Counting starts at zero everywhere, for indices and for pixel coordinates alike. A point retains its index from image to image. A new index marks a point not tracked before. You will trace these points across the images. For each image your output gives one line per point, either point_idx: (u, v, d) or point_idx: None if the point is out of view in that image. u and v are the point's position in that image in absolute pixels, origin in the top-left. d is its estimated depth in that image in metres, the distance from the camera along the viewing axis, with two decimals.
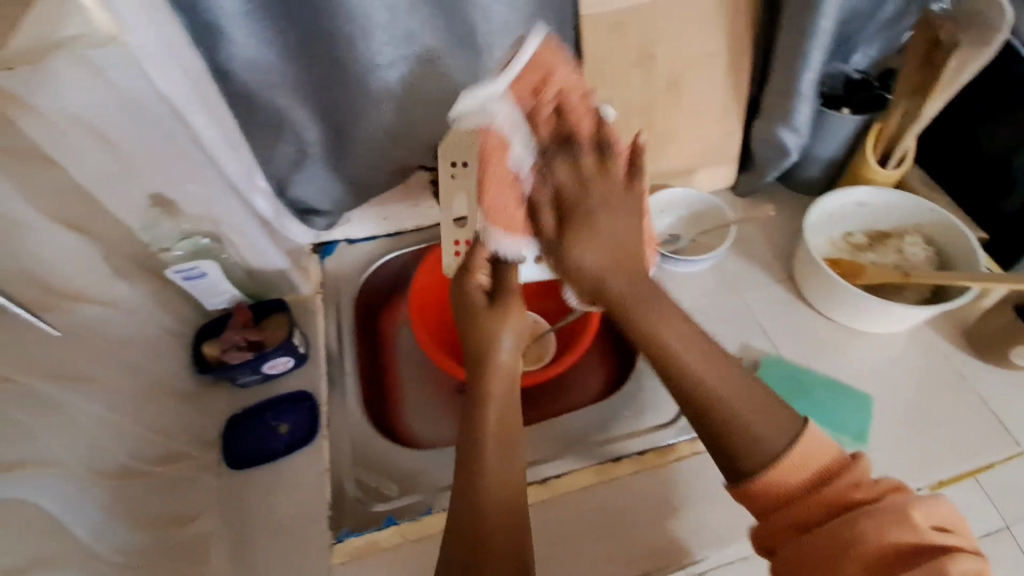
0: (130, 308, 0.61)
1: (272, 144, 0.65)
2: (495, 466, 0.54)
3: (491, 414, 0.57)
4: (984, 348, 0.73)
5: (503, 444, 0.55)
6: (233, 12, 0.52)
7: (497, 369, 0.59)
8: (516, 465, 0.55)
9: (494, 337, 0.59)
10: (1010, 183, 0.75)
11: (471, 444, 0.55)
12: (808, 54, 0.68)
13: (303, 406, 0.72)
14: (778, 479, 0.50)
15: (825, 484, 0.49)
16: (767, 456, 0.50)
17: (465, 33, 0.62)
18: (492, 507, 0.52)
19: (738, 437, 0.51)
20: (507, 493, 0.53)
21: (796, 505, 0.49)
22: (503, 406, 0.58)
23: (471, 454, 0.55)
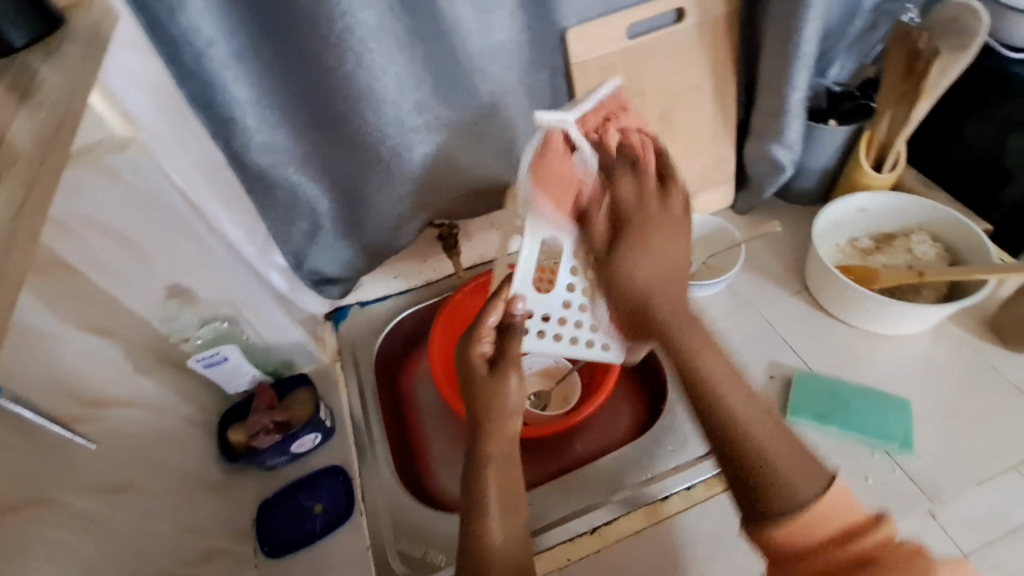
0: (153, 404, 0.60)
1: (287, 222, 0.66)
2: (501, 526, 0.54)
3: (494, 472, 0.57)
4: (1010, 337, 0.73)
5: (507, 506, 0.56)
6: (245, 101, 0.54)
7: (501, 430, 0.58)
8: (518, 528, 0.55)
9: (500, 397, 0.58)
10: (1004, 173, 0.77)
11: (478, 505, 0.55)
12: (793, 75, 0.70)
13: (336, 481, 0.70)
14: (803, 530, 0.44)
15: (852, 537, 0.43)
16: (798, 502, 0.44)
17: (470, 97, 0.63)
18: (498, 544, 0.53)
19: (758, 468, 0.46)
20: (512, 539, 0.54)
21: (824, 556, 0.43)
22: (505, 458, 0.58)
23: (479, 506, 0.55)
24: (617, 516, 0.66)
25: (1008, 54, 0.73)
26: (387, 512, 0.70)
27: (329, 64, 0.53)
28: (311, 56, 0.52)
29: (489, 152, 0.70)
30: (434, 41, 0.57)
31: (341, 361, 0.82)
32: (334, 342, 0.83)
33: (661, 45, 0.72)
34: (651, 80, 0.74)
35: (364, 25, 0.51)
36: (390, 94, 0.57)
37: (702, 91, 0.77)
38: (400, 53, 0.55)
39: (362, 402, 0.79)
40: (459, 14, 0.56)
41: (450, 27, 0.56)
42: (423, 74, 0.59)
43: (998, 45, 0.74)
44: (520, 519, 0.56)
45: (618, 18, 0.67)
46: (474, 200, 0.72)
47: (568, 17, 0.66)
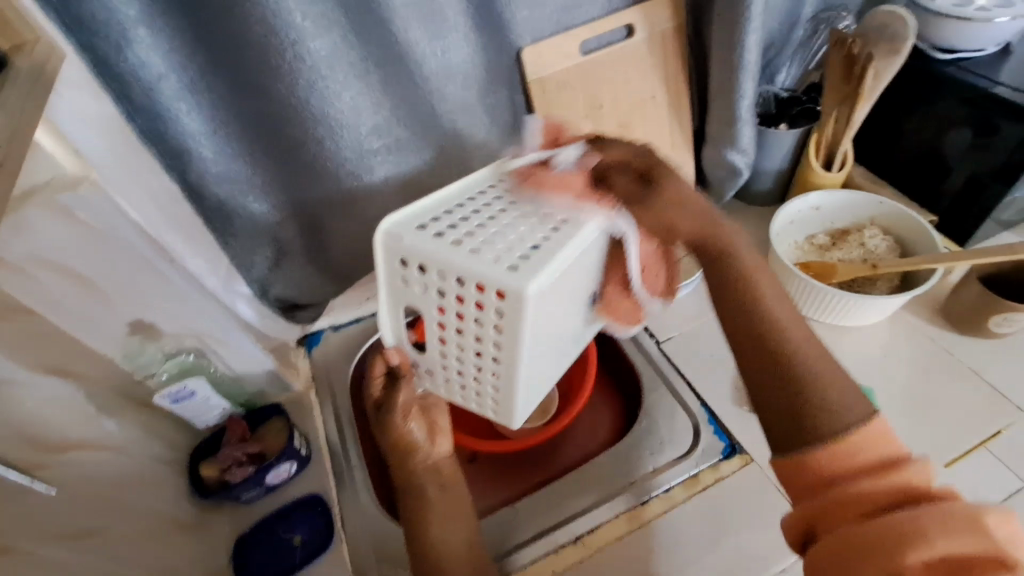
0: (119, 444, 0.58)
1: (249, 251, 0.65)
2: (440, 531, 0.60)
3: (430, 491, 0.62)
4: (961, 323, 0.76)
5: (445, 512, 0.61)
6: (198, 133, 0.54)
7: (411, 450, 0.64)
8: (459, 519, 0.61)
9: (397, 421, 0.64)
10: (944, 168, 0.81)
11: (414, 524, 0.61)
12: (739, 83, 0.74)
13: (315, 511, 0.69)
14: (843, 455, 0.48)
15: (887, 488, 0.46)
16: (843, 423, 0.48)
17: (428, 117, 0.64)
18: (443, 540, 0.59)
19: (811, 393, 0.50)
20: (458, 536, 0.60)
21: (862, 492, 0.47)
22: (437, 478, 0.64)
23: (416, 519, 0.61)
24: (598, 524, 0.66)
25: (938, 56, 0.78)
26: (367, 537, 0.68)
27: (284, 94, 0.53)
28: (265, 86, 0.53)
29: (452, 172, 0.70)
30: (389, 66, 0.58)
31: (314, 386, 0.81)
32: (308, 368, 0.82)
33: (614, 60, 0.74)
34: (607, 94, 0.75)
35: (317, 54, 0.52)
36: (347, 120, 0.57)
37: (657, 102, 0.79)
38: (355, 79, 0.56)
39: (339, 427, 0.78)
40: (413, 39, 0.57)
41: (404, 53, 0.57)
42: (380, 98, 0.59)
43: (929, 49, 0.79)
44: (459, 514, 0.62)
45: (571, 36, 0.69)
46: None
47: (522, 36, 0.67)
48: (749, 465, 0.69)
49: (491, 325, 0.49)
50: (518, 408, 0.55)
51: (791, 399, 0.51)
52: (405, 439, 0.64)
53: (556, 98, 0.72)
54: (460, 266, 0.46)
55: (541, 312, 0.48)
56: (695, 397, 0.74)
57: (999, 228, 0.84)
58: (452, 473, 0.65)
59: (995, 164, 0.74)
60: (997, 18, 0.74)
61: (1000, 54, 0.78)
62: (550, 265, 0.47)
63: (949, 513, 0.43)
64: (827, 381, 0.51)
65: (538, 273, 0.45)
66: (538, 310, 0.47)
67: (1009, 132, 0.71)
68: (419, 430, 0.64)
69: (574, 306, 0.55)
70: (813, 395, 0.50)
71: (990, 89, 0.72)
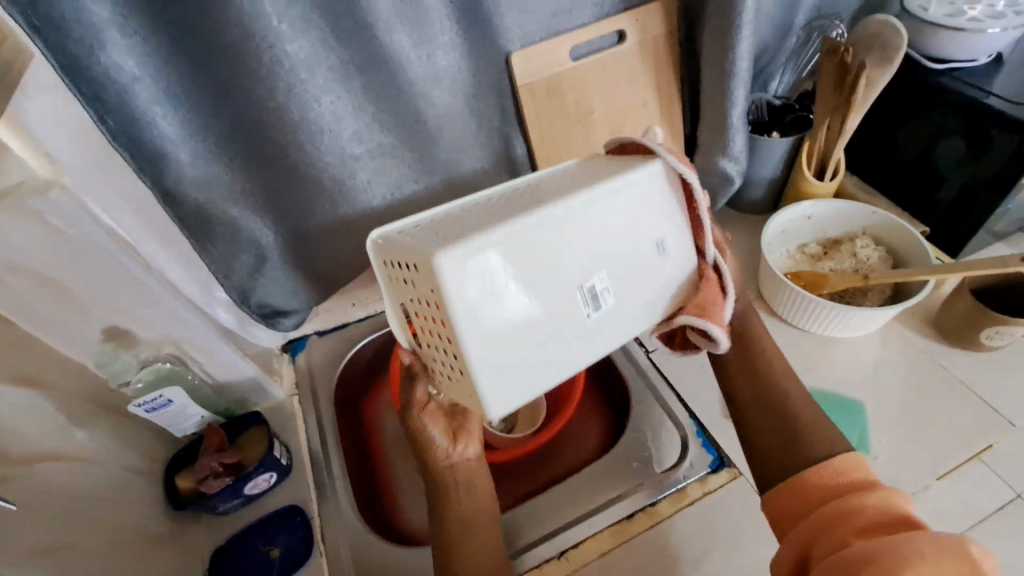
0: (89, 455, 0.56)
1: (229, 257, 0.62)
2: (472, 552, 0.60)
3: (458, 497, 0.63)
4: (952, 335, 0.75)
5: (477, 529, 0.61)
6: (174, 136, 0.52)
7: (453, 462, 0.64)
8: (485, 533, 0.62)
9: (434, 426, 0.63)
10: (936, 178, 0.80)
11: (445, 535, 0.61)
12: (731, 91, 0.73)
13: (294, 522, 0.68)
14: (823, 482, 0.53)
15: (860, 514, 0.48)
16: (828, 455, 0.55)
17: (413, 121, 0.62)
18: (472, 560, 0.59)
19: (792, 424, 0.60)
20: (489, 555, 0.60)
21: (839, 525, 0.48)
22: (466, 483, 0.64)
23: (453, 527, 0.61)
24: (583, 537, 0.65)
25: (931, 65, 0.77)
26: (348, 547, 0.67)
27: (264, 97, 0.52)
28: (244, 89, 0.51)
29: (438, 177, 0.69)
30: (372, 70, 0.56)
31: (298, 394, 0.80)
32: (291, 375, 0.81)
33: (605, 66, 0.73)
34: (597, 100, 0.75)
35: (296, 56, 0.50)
36: (328, 124, 0.56)
37: (649, 109, 0.79)
38: (336, 84, 0.55)
39: (322, 436, 0.76)
40: (397, 43, 0.56)
41: (388, 56, 0.56)
42: (363, 103, 0.58)
43: (921, 57, 0.78)
44: (487, 531, 0.62)
45: (561, 41, 0.68)
46: None
47: (511, 41, 0.65)
48: (738, 479, 0.67)
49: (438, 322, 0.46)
50: (485, 398, 0.46)
51: (788, 437, 0.60)
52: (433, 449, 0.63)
53: (546, 104, 0.71)
54: (404, 247, 0.46)
55: (485, 296, 0.44)
56: (685, 409, 0.74)
57: (991, 239, 0.83)
58: (481, 480, 0.65)
59: (987, 175, 0.74)
60: (990, 29, 0.73)
61: (993, 64, 0.77)
62: (483, 247, 0.44)
63: (935, 537, 0.42)
64: (820, 426, 0.59)
65: (456, 244, 0.43)
66: (471, 285, 0.43)
67: (1001, 142, 0.71)
68: (441, 435, 0.64)
69: (561, 292, 0.48)
70: (804, 432, 0.59)
71: (983, 99, 0.72)
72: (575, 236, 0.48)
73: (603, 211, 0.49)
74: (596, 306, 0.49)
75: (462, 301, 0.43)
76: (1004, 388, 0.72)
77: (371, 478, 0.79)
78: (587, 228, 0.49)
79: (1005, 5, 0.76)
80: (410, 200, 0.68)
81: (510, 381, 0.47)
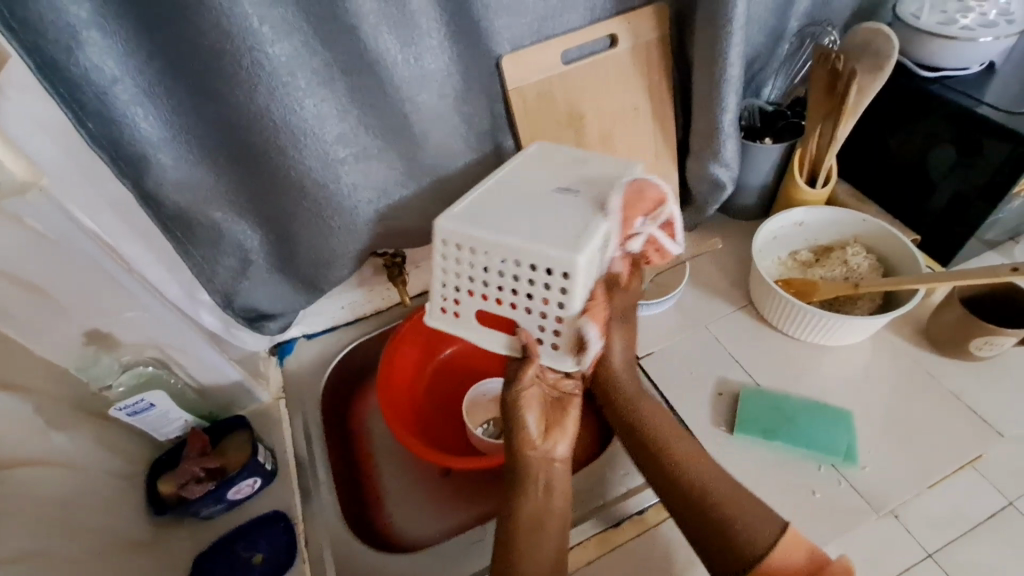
0: (68, 460, 0.56)
1: (212, 259, 0.62)
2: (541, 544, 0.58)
3: (534, 494, 0.60)
4: (942, 344, 0.75)
5: (546, 522, 0.59)
6: (155, 138, 0.51)
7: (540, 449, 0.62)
8: (553, 524, 0.60)
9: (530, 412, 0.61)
10: (927, 186, 0.80)
11: (511, 537, 0.59)
12: (722, 97, 0.72)
13: (277, 528, 0.67)
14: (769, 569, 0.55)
15: None
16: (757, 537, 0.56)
17: (400, 125, 0.62)
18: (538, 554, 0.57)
19: (716, 505, 0.58)
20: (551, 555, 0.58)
21: None
22: (547, 482, 0.61)
23: (524, 529, 0.58)
24: (570, 545, 0.65)
25: (922, 73, 0.77)
26: (331, 554, 0.67)
27: (245, 100, 0.51)
28: (225, 92, 0.51)
29: (427, 181, 0.69)
30: (357, 72, 0.56)
31: (285, 398, 0.78)
32: (279, 378, 0.80)
33: (595, 71, 0.73)
34: (588, 105, 0.74)
35: (278, 59, 0.50)
36: (311, 127, 0.55)
37: (640, 114, 0.78)
38: (320, 86, 0.54)
39: (308, 440, 0.76)
40: (382, 46, 0.55)
41: (373, 59, 0.55)
42: (349, 106, 0.58)
43: (913, 65, 0.78)
44: (555, 522, 0.60)
45: (551, 45, 0.68)
46: (411, 231, 0.71)
47: (501, 44, 0.65)
48: None
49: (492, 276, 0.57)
50: (564, 252, 0.53)
51: (715, 522, 0.57)
52: (524, 437, 0.61)
53: (536, 108, 0.70)
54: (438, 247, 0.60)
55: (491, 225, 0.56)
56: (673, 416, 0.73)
57: (983, 248, 0.83)
58: (560, 479, 0.62)
59: (978, 183, 0.74)
60: (982, 38, 0.73)
61: (985, 73, 0.77)
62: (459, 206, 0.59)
63: None
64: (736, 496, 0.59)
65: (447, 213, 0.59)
66: (474, 220, 0.57)
67: (992, 151, 0.70)
68: (536, 423, 0.62)
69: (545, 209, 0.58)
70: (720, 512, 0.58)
71: (974, 108, 0.71)
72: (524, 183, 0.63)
73: (535, 168, 0.66)
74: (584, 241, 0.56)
75: (476, 226, 0.56)
76: (993, 398, 0.71)
77: (358, 482, 0.78)
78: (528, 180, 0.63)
79: (998, 14, 0.76)
80: (397, 204, 0.68)
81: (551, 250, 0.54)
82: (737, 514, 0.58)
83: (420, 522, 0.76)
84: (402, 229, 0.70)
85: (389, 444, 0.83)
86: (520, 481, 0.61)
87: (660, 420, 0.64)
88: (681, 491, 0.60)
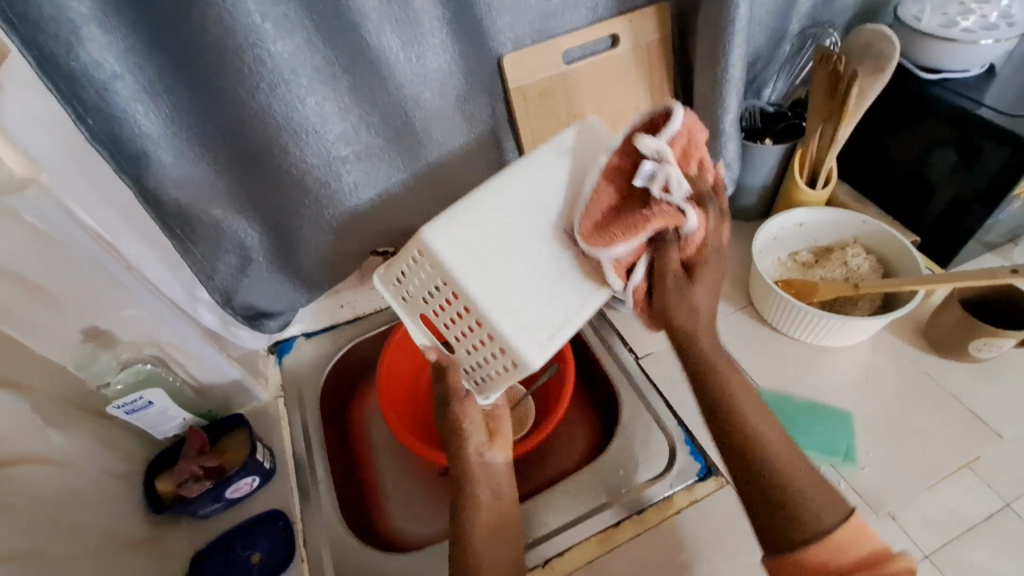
0: (66, 459, 0.55)
1: (211, 257, 0.61)
2: (488, 550, 0.58)
3: (483, 495, 0.62)
4: (941, 346, 0.75)
5: (496, 524, 0.61)
6: (156, 134, 0.51)
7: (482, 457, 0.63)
8: (503, 527, 0.61)
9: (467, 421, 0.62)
10: (927, 188, 0.81)
11: (467, 536, 0.59)
12: (724, 98, 0.72)
13: (276, 527, 0.67)
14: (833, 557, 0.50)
15: None
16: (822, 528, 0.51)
17: (402, 123, 0.62)
18: (489, 553, 0.58)
19: (785, 503, 0.53)
20: (503, 562, 0.58)
21: None
22: (491, 483, 0.63)
23: (473, 528, 0.59)
24: (569, 546, 0.64)
25: (923, 75, 0.77)
26: (330, 553, 0.67)
27: (247, 98, 0.51)
28: (227, 88, 0.51)
29: (428, 180, 0.68)
30: (359, 70, 0.56)
31: (283, 397, 0.78)
32: (277, 377, 0.80)
33: (598, 71, 0.73)
34: (589, 105, 0.74)
35: (280, 56, 0.50)
36: (314, 125, 0.55)
37: (641, 114, 0.78)
38: (322, 84, 0.54)
39: (307, 439, 0.75)
40: (385, 44, 0.55)
41: (376, 57, 0.55)
42: (350, 104, 0.57)
43: (914, 67, 0.78)
44: (505, 525, 0.61)
45: (553, 45, 0.68)
46: (411, 230, 0.71)
47: (504, 43, 0.65)
48: (725, 487, 0.67)
49: (452, 303, 0.55)
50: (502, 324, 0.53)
51: (786, 515, 0.52)
52: (461, 443, 0.63)
53: (538, 107, 0.70)
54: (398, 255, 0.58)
55: (473, 269, 0.54)
56: (673, 417, 0.73)
57: (981, 250, 0.83)
58: (504, 482, 0.64)
59: (978, 186, 0.74)
60: (982, 40, 0.73)
61: (985, 76, 0.77)
62: (456, 215, 0.56)
63: None
64: (801, 484, 0.53)
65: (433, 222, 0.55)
66: (455, 245, 0.54)
67: (992, 154, 0.71)
68: (475, 430, 0.63)
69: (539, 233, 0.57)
70: (785, 509, 0.53)
71: (975, 110, 0.71)
72: (506, 207, 0.57)
73: (528, 175, 0.59)
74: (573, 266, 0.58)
75: (458, 266, 0.54)
76: (991, 400, 0.72)
77: (356, 482, 0.78)
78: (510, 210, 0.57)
79: (999, 17, 0.76)
80: (397, 202, 0.68)
81: (529, 324, 0.55)
82: (801, 502, 0.53)
83: (418, 522, 0.76)
84: (402, 228, 0.70)
85: (388, 443, 0.83)
86: (463, 485, 0.62)
87: (707, 336, 0.59)
88: (732, 444, 0.57)
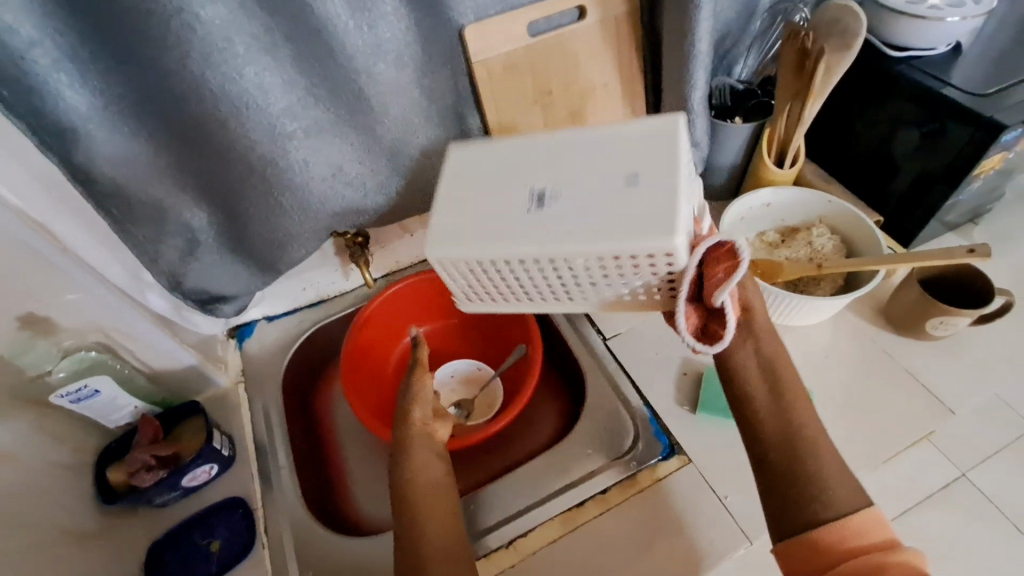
0: (5, 450, 0.53)
1: (155, 239, 0.58)
2: (432, 532, 0.55)
3: (431, 482, 0.59)
4: (902, 325, 0.76)
5: (435, 515, 0.56)
6: (85, 109, 0.48)
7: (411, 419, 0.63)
8: (442, 500, 0.58)
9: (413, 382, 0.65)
10: (892, 167, 0.81)
11: (414, 514, 0.56)
12: (692, 74, 0.71)
13: (236, 515, 0.66)
14: (851, 536, 0.47)
15: (854, 539, 0.47)
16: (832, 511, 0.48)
17: (357, 98, 0.59)
18: (427, 538, 0.54)
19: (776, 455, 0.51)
20: (442, 550, 0.54)
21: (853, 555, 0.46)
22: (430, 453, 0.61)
23: (415, 499, 0.57)
24: (532, 527, 0.65)
25: (892, 53, 0.77)
26: (290, 538, 0.65)
27: (179, 69, 0.48)
28: (154, 60, 0.47)
29: (386, 160, 0.66)
30: (304, 38, 0.52)
31: (244, 382, 0.77)
32: (238, 363, 0.78)
33: (564, 44, 0.70)
34: (556, 79, 0.72)
35: (212, 23, 0.46)
36: (255, 97, 0.52)
37: (609, 88, 0.76)
38: (262, 53, 0.51)
39: (267, 424, 0.74)
40: (331, 10, 0.52)
41: (321, 26, 0.52)
42: (296, 75, 0.54)
43: (883, 45, 0.77)
44: (446, 507, 0.58)
45: (516, 16, 0.65)
46: (371, 212, 0.69)
47: (465, 13, 0.62)
48: (687, 465, 0.67)
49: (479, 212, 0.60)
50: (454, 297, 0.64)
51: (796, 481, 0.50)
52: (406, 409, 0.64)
53: (501, 82, 0.68)
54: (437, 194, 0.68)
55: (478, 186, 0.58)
56: (639, 397, 0.73)
57: (942, 230, 0.85)
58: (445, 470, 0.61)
59: (940, 165, 0.74)
60: (948, 18, 0.72)
61: (951, 54, 0.77)
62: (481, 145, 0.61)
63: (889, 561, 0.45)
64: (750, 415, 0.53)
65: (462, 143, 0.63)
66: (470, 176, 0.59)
67: (956, 134, 0.71)
68: (423, 395, 0.65)
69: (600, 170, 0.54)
70: (794, 480, 0.50)
71: (939, 89, 0.71)
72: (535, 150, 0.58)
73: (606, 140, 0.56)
74: (539, 204, 0.54)
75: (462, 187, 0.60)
76: (947, 378, 0.73)
77: (320, 466, 0.77)
78: (634, 214, 0.51)
79: None
80: (355, 179, 0.65)
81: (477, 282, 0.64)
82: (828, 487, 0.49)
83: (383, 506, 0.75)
84: (360, 208, 0.68)
85: (354, 428, 0.82)
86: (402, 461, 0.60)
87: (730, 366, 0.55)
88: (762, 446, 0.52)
